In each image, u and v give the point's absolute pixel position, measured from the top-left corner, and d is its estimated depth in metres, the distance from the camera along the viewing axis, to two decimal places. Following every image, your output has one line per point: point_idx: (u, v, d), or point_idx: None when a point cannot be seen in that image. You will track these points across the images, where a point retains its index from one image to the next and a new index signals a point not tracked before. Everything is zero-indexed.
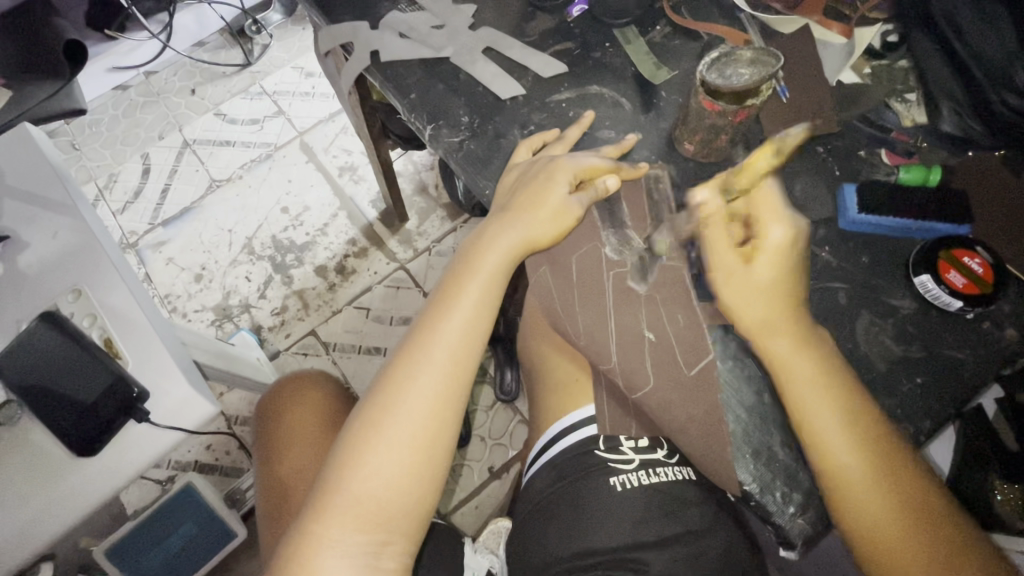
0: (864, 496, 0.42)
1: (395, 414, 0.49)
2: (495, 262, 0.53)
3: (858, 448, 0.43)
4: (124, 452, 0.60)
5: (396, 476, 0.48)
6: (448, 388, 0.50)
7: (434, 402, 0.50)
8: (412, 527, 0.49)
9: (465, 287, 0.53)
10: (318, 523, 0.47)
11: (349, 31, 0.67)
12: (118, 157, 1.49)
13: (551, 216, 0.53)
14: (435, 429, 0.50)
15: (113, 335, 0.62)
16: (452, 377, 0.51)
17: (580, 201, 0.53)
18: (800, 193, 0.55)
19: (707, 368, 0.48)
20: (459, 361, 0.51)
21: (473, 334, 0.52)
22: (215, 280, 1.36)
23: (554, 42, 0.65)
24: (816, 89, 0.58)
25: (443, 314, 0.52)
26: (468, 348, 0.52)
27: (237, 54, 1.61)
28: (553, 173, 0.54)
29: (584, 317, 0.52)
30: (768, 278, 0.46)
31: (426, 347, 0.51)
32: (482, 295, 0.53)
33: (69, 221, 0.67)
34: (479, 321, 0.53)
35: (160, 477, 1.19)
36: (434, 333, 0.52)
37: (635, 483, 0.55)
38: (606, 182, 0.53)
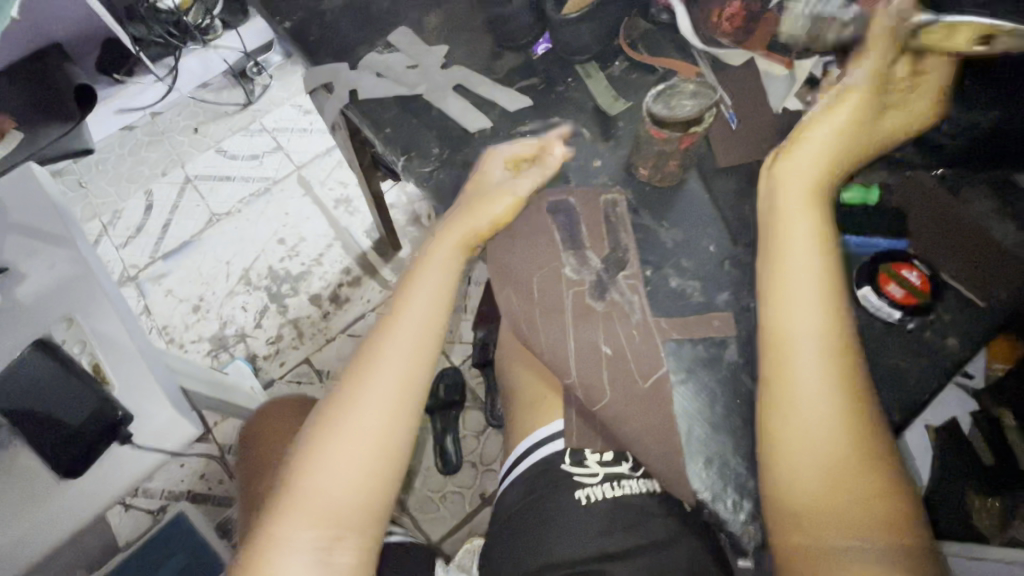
0: (810, 468, 0.43)
1: (348, 415, 0.52)
2: (448, 261, 0.57)
3: (829, 414, 0.44)
4: (108, 475, 0.62)
5: (352, 465, 0.51)
6: (407, 384, 0.53)
7: (386, 402, 0.53)
8: (370, 517, 0.51)
9: (421, 285, 0.57)
10: (274, 520, 0.50)
11: (330, 72, 0.73)
12: (123, 194, 1.55)
13: (507, 193, 0.58)
14: (388, 430, 0.52)
15: (101, 362, 0.65)
16: (407, 369, 0.54)
17: (521, 180, 0.58)
18: (749, 214, 0.58)
19: (659, 381, 0.51)
20: (411, 360, 0.54)
21: (424, 334, 0.55)
22: (212, 311, 1.39)
23: (520, 78, 0.70)
24: (760, 116, 0.62)
25: (394, 317, 0.56)
26: (424, 341, 0.55)
27: (239, 94, 1.69)
28: (488, 165, 0.60)
29: (547, 332, 0.54)
30: (804, 234, 0.49)
31: (383, 342, 0.55)
32: (431, 297, 0.57)
33: (66, 254, 0.71)
34: (434, 314, 0.56)
35: (152, 507, 1.20)
36: (391, 329, 0.55)
37: (599, 496, 0.56)
38: (554, 150, 0.60)
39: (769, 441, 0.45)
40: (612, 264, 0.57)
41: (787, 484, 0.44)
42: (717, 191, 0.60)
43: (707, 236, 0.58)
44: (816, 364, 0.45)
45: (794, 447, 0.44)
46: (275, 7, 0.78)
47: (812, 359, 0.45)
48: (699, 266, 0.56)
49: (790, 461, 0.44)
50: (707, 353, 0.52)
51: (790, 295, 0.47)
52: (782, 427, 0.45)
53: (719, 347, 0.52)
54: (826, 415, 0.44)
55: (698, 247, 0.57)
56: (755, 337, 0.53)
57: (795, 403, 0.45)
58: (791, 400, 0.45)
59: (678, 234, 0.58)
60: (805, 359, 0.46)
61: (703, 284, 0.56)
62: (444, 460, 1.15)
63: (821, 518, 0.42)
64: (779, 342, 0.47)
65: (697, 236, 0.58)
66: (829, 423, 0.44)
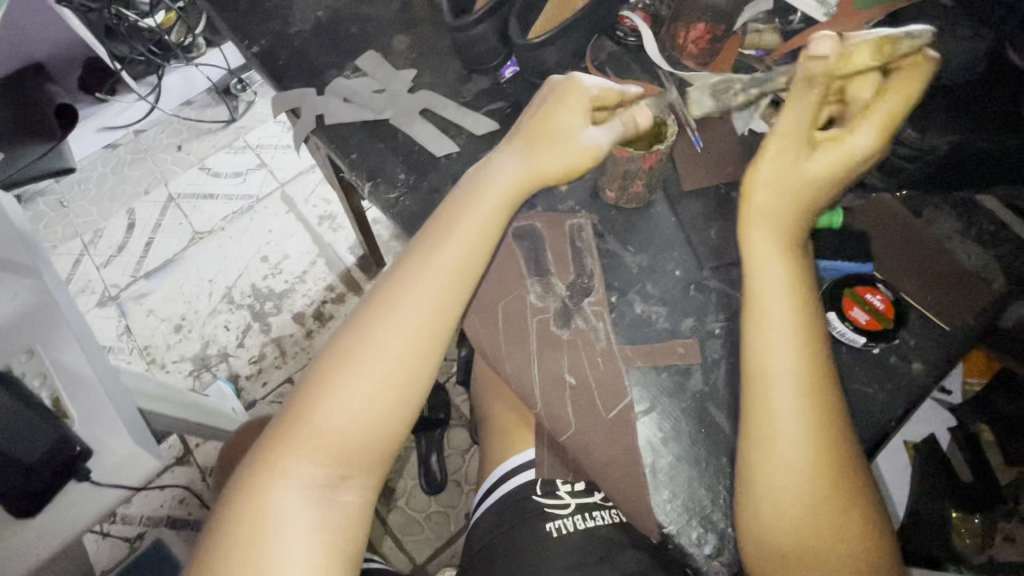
0: (792, 518, 0.42)
1: (369, 350, 0.51)
2: (488, 206, 0.55)
3: (813, 466, 0.43)
4: (66, 512, 0.60)
5: (365, 409, 0.50)
6: (431, 334, 0.52)
7: (409, 343, 0.51)
8: (373, 463, 0.51)
9: (457, 231, 0.55)
10: (279, 450, 0.49)
11: (296, 97, 0.72)
12: (104, 213, 1.53)
13: (576, 155, 0.54)
14: (406, 372, 0.51)
15: (61, 395, 0.63)
16: (434, 320, 0.52)
17: (601, 132, 0.54)
18: (715, 237, 0.58)
19: (623, 412, 0.50)
20: (441, 304, 0.53)
21: (459, 279, 0.54)
22: (194, 330, 1.37)
23: (488, 103, 0.70)
24: (723, 139, 0.62)
25: (433, 255, 0.54)
26: (453, 291, 0.53)
27: (223, 111, 1.66)
28: (572, 103, 0.55)
29: (512, 361, 0.54)
30: (780, 277, 0.46)
31: (417, 282, 0.53)
32: (470, 241, 0.55)
33: (28, 282, 0.69)
34: (469, 263, 0.54)
35: (129, 534, 1.17)
36: (426, 270, 0.53)
37: (570, 528, 0.55)
38: (640, 117, 0.54)
39: (754, 494, 0.43)
40: (577, 290, 0.56)
41: (766, 536, 0.43)
42: (683, 215, 0.59)
43: (674, 260, 0.57)
44: (798, 410, 0.44)
45: (776, 500, 0.43)
46: (244, 31, 0.78)
47: (792, 409, 0.43)
48: (665, 291, 0.56)
49: (770, 512, 0.43)
50: (672, 381, 0.52)
51: (765, 338, 0.46)
52: (764, 480, 0.43)
53: (685, 374, 0.52)
54: (809, 467, 0.43)
55: (664, 271, 0.57)
56: (720, 363, 0.52)
57: (776, 461, 0.43)
58: (772, 450, 0.43)
59: (644, 259, 0.58)
60: (787, 405, 0.44)
61: (669, 309, 0.55)
62: (428, 480, 1.14)
63: (796, 561, 0.43)
64: (762, 396, 0.44)
65: (663, 261, 0.57)
66: (812, 473, 0.43)
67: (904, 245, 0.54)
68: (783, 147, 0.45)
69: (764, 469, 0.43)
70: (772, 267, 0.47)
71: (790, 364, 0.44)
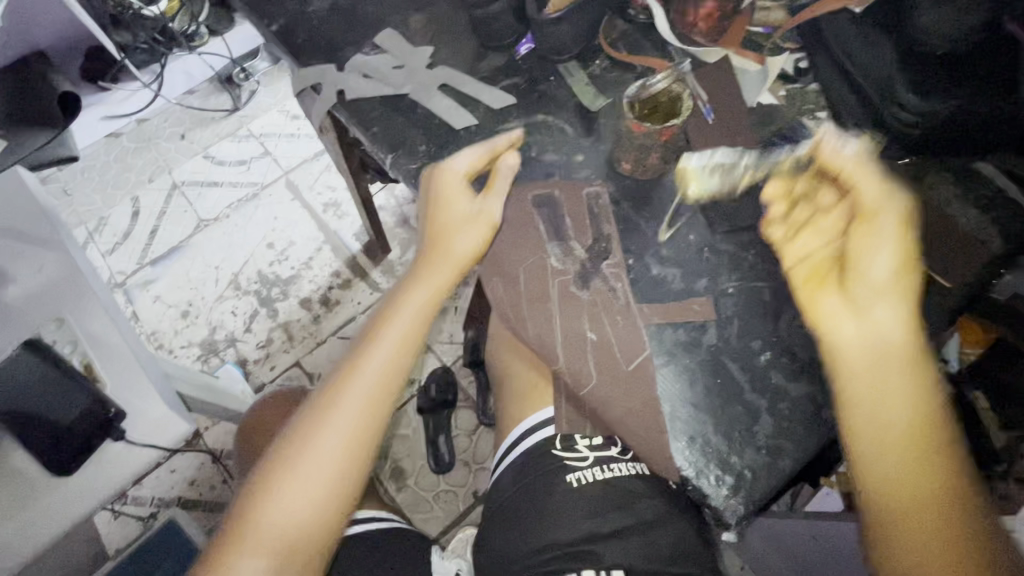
0: (925, 510, 0.45)
1: (323, 431, 0.56)
2: (402, 315, 0.59)
3: (915, 455, 0.46)
4: (98, 475, 0.61)
5: (306, 502, 0.55)
6: (357, 433, 0.57)
7: (344, 439, 0.56)
8: (316, 549, 0.56)
9: (379, 338, 0.59)
10: (223, 553, 0.54)
11: (316, 73, 0.74)
12: (109, 201, 1.53)
13: (467, 225, 0.58)
14: (357, 440, 0.57)
15: (94, 361, 0.65)
16: (364, 418, 0.57)
17: (488, 204, 0.59)
18: (727, 203, 0.60)
19: (641, 364, 0.53)
20: (371, 403, 0.58)
21: (386, 378, 0.58)
22: (201, 316, 1.38)
23: (504, 78, 0.72)
24: (736, 110, 0.64)
25: (358, 365, 0.58)
26: (382, 393, 0.58)
27: (226, 99, 1.68)
28: (446, 183, 0.59)
29: (533, 321, 0.56)
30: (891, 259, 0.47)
31: (347, 387, 0.58)
32: (399, 338, 0.59)
33: (55, 256, 0.69)
34: (394, 365, 0.59)
35: (141, 513, 1.15)
36: (353, 375, 0.58)
37: (589, 479, 0.58)
38: (506, 157, 0.60)
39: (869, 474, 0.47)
40: (596, 252, 0.59)
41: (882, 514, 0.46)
42: None
43: (686, 226, 0.60)
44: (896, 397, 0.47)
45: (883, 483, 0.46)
46: (261, 11, 0.80)
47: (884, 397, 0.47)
48: (680, 254, 0.58)
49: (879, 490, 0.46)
50: (688, 338, 0.54)
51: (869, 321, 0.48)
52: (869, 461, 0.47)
53: (700, 331, 0.54)
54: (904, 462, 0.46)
55: (678, 236, 0.59)
56: (732, 320, 0.55)
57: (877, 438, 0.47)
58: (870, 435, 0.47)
59: (657, 224, 0.60)
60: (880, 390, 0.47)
61: (684, 272, 0.58)
62: (437, 460, 1.16)
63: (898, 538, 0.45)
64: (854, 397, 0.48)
65: (677, 226, 0.60)
66: (915, 461, 0.46)
67: (910, 209, 0.56)
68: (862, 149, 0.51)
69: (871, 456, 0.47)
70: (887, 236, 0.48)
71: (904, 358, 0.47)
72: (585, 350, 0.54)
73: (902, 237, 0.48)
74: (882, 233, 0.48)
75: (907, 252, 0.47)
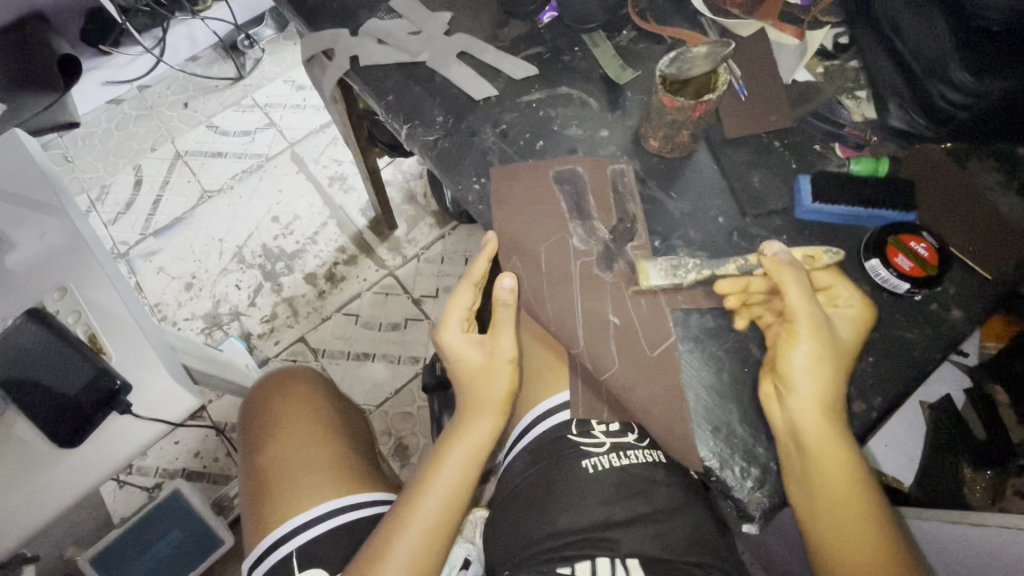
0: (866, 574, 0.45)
1: (397, 543, 0.54)
2: (473, 433, 0.58)
3: (852, 527, 0.46)
4: (108, 445, 0.61)
5: None
6: (439, 530, 0.55)
7: (425, 537, 0.54)
8: None
9: (454, 448, 0.58)
10: None
11: (330, 38, 0.70)
12: (110, 169, 1.49)
13: (492, 371, 0.59)
14: (429, 552, 0.54)
15: (98, 332, 0.63)
16: (443, 520, 0.56)
17: (507, 343, 0.59)
18: (759, 184, 0.58)
19: (667, 350, 0.51)
20: (450, 504, 0.56)
21: (464, 484, 0.57)
22: (205, 289, 1.36)
23: (526, 47, 0.68)
24: (770, 88, 0.61)
25: (432, 475, 0.57)
26: (458, 498, 0.57)
27: (230, 67, 1.63)
28: (452, 339, 0.59)
29: (553, 303, 0.54)
30: (807, 361, 0.46)
31: (426, 494, 0.56)
32: (471, 450, 0.58)
33: (56, 222, 0.67)
34: (469, 471, 0.58)
35: (146, 484, 1.15)
36: (430, 485, 0.57)
37: (606, 466, 0.57)
38: (501, 282, 0.55)
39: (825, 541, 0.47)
40: (622, 232, 0.56)
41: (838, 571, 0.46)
42: (726, 162, 0.59)
43: (715, 208, 0.57)
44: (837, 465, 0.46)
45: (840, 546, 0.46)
46: None
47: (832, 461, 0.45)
48: (708, 238, 0.56)
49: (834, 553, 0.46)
50: (716, 325, 0.52)
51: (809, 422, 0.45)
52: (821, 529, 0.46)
53: (728, 317, 0.53)
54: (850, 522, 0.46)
55: (706, 218, 0.57)
56: None
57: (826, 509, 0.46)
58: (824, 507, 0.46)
59: (685, 206, 0.58)
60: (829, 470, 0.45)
61: (712, 256, 0.55)
62: None
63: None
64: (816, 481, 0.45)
65: (705, 208, 0.57)
66: (852, 534, 0.46)
67: (950, 199, 0.54)
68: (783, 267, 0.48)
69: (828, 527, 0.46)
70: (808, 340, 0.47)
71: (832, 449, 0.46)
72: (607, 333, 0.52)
73: (818, 336, 0.46)
74: (799, 333, 0.47)
75: (823, 352, 0.46)
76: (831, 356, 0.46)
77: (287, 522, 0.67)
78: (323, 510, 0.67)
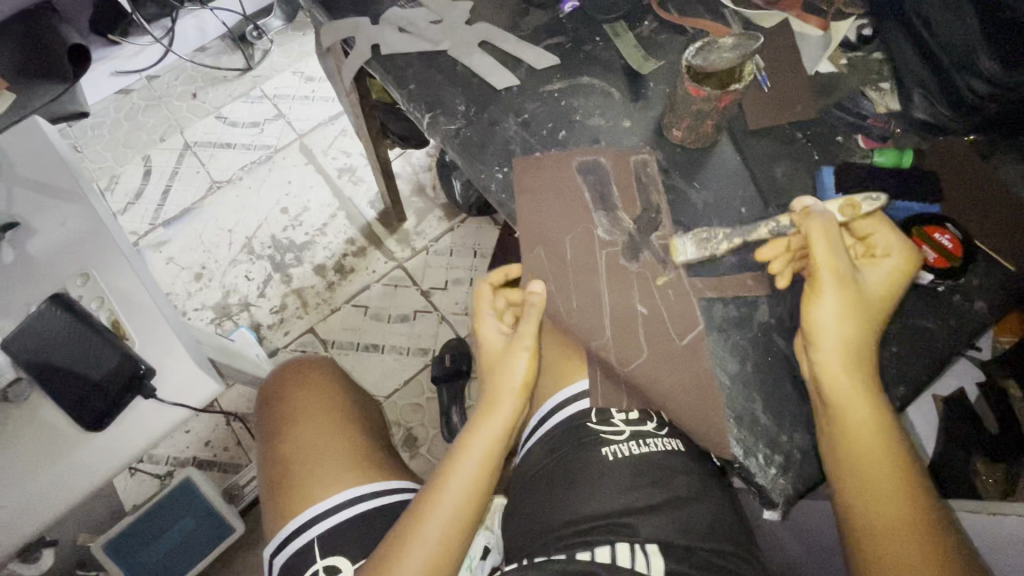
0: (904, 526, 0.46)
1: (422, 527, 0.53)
2: (498, 420, 0.57)
3: (898, 528, 0.45)
4: (131, 430, 0.61)
5: None
6: (463, 517, 0.54)
7: (448, 525, 0.53)
8: None
9: (477, 436, 0.57)
10: None
11: (350, 26, 0.70)
12: (120, 159, 1.49)
13: (507, 357, 0.58)
14: (452, 539, 0.53)
15: (121, 318, 0.63)
16: (467, 507, 0.54)
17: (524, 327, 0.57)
18: (780, 176, 0.58)
19: (695, 340, 0.51)
20: (474, 492, 0.55)
21: (487, 472, 0.56)
22: (215, 279, 1.36)
23: (547, 36, 0.68)
24: (792, 80, 0.61)
25: (455, 461, 0.56)
26: (482, 485, 0.56)
27: (239, 58, 1.63)
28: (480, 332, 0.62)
29: (580, 290, 0.54)
30: (832, 312, 0.48)
31: (450, 480, 0.55)
32: (494, 438, 0.57)
33: (79, 210, 0.67)
34: (492, 458, 0.57)
35: (158, 471, 1.16)
36: (453, 471, 0.56)
37: (625, 453, 0.58)
38: (533, 287, 0.54)
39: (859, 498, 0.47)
40: (645, 221, 0.56)
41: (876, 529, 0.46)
42: (748, 152, 0.59)
43: (738, 198, 0.58)
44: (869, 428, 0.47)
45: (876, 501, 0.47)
46: None
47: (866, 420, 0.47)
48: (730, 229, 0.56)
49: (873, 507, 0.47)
50: (738, 314, 0.53)
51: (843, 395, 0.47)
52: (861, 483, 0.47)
53: (752, 307, 0.53)
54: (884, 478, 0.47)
55: (729, 209, 0.57)
56: (784, 297, 0.54)
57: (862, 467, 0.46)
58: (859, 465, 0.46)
59: (707, 196, 0.58)
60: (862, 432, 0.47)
61: (734, 247, 0.56)
62: (450, 431, 1.16)
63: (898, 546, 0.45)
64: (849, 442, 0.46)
65: (727, 199, 0.58)
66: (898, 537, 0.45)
67: (979, 188, 0.54)
68: (817, 226, 0.49)
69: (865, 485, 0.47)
70: (831, 293, 0.48)
71: (875, 446, 0.47)
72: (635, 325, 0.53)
73: (844, 291, 0.48)
74: (823, 288, 0.48)
75: (847, 306, 0.48)
76: (856, 314, 0.48)
77: (307, 509, 0.68)
78: (342, 497, 0.68)
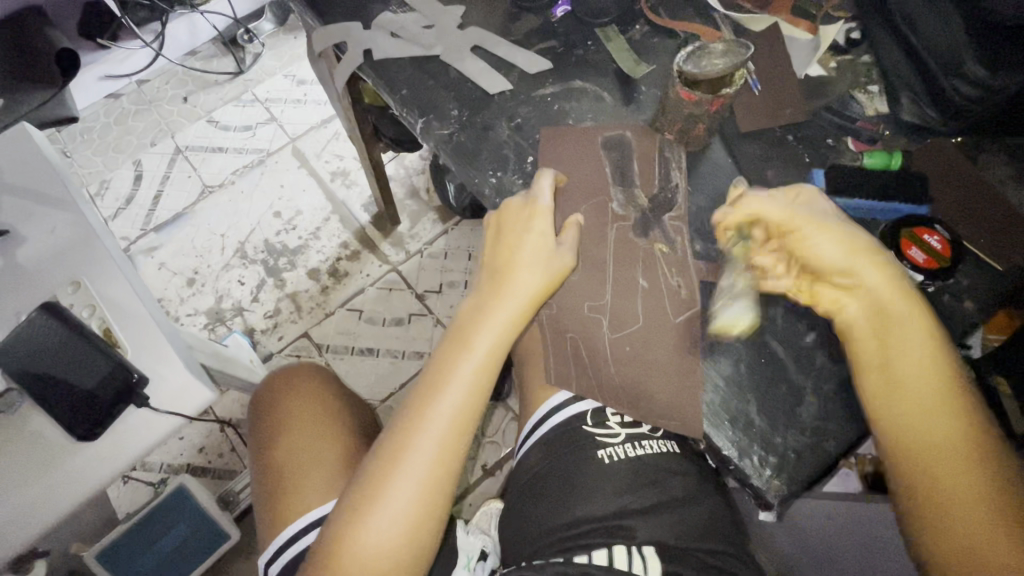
0: (989, 540, 0.41)
1: (397, 477, 0.51)
2: (479, 356, 0.54)
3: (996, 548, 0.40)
4: (123, 439, 0.60)
5: (399, 526, 0.51)
6: (440, 463, 0.52)
7: (426, 471, 0.52)
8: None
9: (460, 368, 0.54)
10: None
11: (342, 31, 0.70)
12: (110, 164, 1.48)
13: (546, 259, 0.54)
14: (431, 485, 0.52)
15: (112, 326, 0.62)
16: (444, 453, 0.53)
17: (563, 247, 0.54)
18: (772, 178, 0.58)
19: (689, 318, 0.53)
20: (454, 437, 0.53)
21: (464, 420, 0.54)
22: (207, 284, 1.36)
23: (539, 41, 0.68)
24: (782, 83, 0.62)
25: (430, 404, 0.53)
26: (460, 429, 0.54)
27: (230, 62, 1.62)
28: (525, 220, 0.55)
29: (584, 268, 0.55)
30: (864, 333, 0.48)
31: (425, 421, 0.53)
32: (472, 374, 0.54)
33: (68, 217, 0.67)
34: (472, 398, 0.54)
35: (151, 479, 1.15)
36: (427, 413, 0.53)
37: (621, 455, 0.58)
38: (574, 218, 0.56)
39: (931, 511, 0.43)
40: (638, 227, 0.57)
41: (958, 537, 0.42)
42: (740, 156, 0.60)
43: (731, 202, 0.58)
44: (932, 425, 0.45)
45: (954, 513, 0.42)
46: None
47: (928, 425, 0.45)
48: None
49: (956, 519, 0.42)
50: (732, 316, 0.53)
51: (892, 403, 0.46)
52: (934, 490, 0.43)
53: (745, 310, 0.53)
54: (969, 486, 0.42)
55: (721, 211, 0.58)
56: (777, 299, 0.54)
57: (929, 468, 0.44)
58: (925, 466, 0.44)
59: (700, 199, 0.58)
60: (922, 434, 0.45)
61: (727, 248, 0.56)
62: None
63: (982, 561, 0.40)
64: (907, 442, 0.45)
65: (720, 202, 0.58)
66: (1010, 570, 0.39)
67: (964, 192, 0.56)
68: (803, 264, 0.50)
69: (938, 489, 0.43)
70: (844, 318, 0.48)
71: (948, 445, 0.44)
72: (635, 295, 0.54)
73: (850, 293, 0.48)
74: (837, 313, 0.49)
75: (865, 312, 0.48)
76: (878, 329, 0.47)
77: (300, 517, 0.67)
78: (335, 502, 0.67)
